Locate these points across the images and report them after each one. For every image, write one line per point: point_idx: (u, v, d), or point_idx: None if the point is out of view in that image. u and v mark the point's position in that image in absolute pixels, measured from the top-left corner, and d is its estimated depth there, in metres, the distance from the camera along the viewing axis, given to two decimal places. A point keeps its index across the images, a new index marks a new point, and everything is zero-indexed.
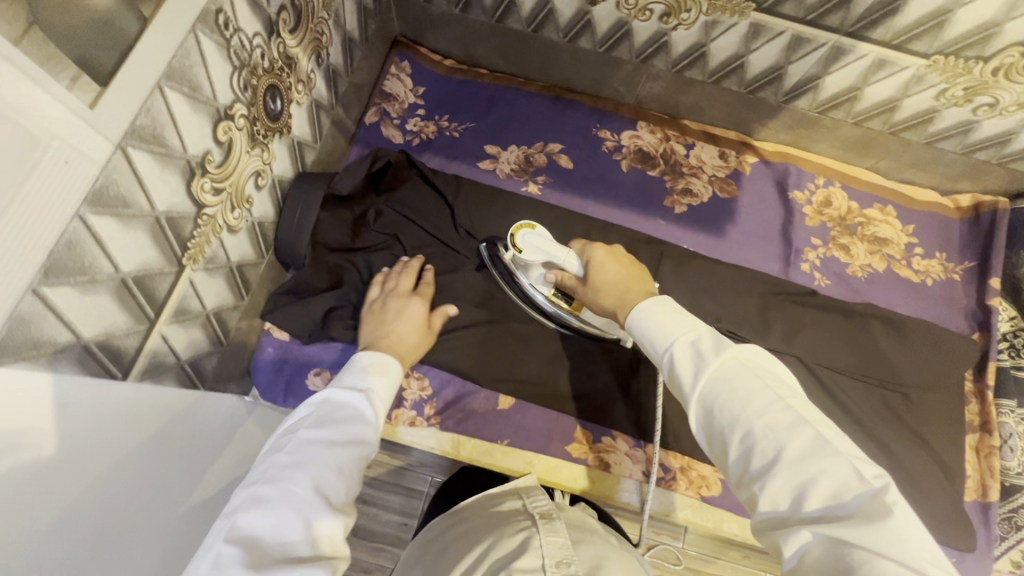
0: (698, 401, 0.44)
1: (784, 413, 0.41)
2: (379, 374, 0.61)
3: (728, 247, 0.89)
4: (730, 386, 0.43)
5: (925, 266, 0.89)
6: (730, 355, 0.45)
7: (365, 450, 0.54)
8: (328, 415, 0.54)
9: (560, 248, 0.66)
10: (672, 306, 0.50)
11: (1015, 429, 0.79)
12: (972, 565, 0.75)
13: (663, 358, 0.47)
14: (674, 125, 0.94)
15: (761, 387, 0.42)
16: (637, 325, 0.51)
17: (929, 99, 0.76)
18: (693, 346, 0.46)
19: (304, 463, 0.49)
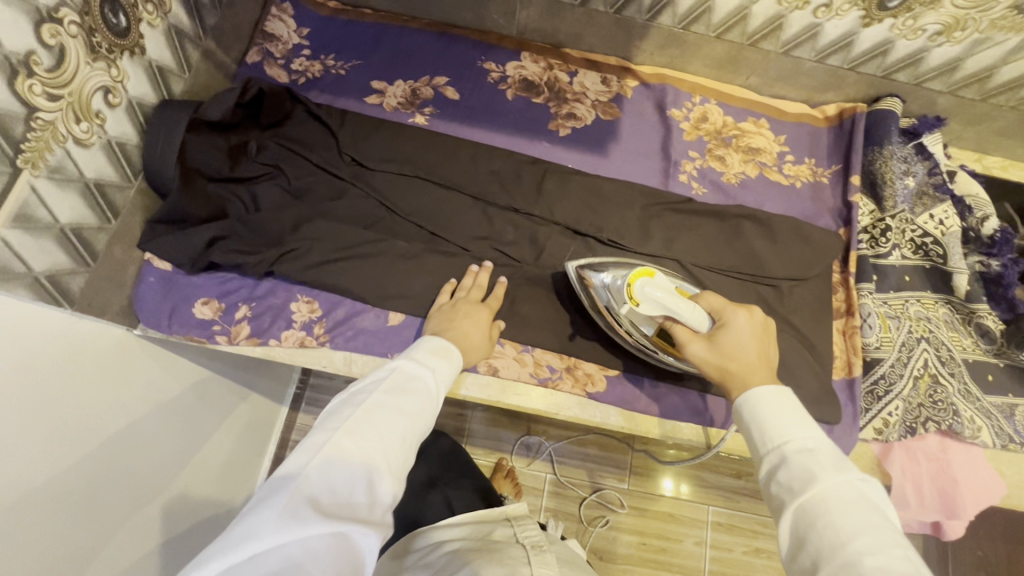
0: (799, 506, 0.45)
1: (902, 558, 0.40)
2: (442, 358, 0.61)
3: (612, 165, 0.93)
4: (846, 511, 0.43)
5: (796, 171, 0.94)
6: (850, 479, 0.45)
7: (425, 426, 0.54)
8: (402, 383, 0.55)
9: (685, 303, 0.65)
10: (793, 401, 0.52)
11: (874, 310, 0.85)
12: (839, 436, 0.81)
13: (773, 452, 0.49)
14: (556, 54, 0.98)
15: (879, 523, 0.42)
16: (756, 407, 0.53)
17: (773, 5, 0.81)
18: (810, 451, 0.47)
19: (379, 428, 0.49)
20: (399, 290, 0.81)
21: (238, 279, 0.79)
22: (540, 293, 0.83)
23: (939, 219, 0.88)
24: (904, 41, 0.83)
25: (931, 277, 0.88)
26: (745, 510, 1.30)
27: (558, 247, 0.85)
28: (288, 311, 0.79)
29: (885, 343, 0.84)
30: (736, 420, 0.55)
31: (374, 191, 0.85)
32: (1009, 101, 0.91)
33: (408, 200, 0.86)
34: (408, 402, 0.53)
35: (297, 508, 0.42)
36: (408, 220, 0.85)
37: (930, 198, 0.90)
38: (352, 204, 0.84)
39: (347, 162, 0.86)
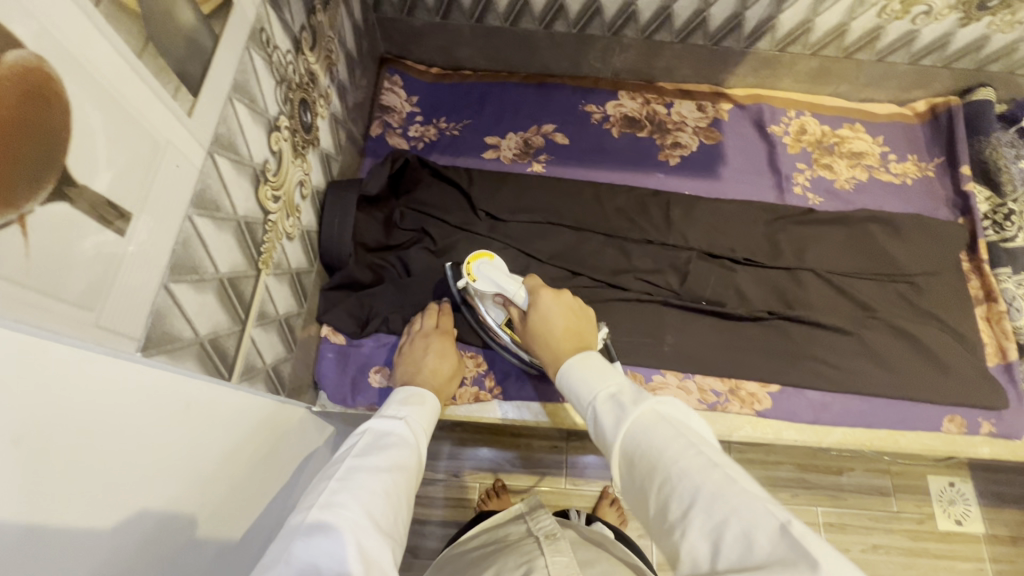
0: (623, 450, 0.47)
1: (696, 456, 0.42)
2: (414, 404, 0.63)
3: (726, 186, 0.96)
4: (653, 433, 0.45)
5: (902, 169, 0.97)
6: (648, 405, 0.47)
7: (408, 479, 0.53)
8: (377, 442, 0.55)
9: (510, 280, 0.70)
10: (597, 359, 0.56)
11: (1017, 294, 0.87)
12: (1010, 421, 0.82)
13: (591, 412, 0.52)
14: (651, 89, 1.03)
15: (674, 434, 0.44)
16: (570, 381, 0.56)
17: (873, 18, 0.86)
18: (614, 400, 0.50)
19: (354, 490, 0.48)
20: None
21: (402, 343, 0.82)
22: (693, 319, 0.85)
23: None
24: (999, 35, 0.88)
25: None
26: (856, 507, 1.28)
27: (702, 271, 0.86)
28: None
29: None
30: (564, 394, 0.57)
31: (513, 241, 0.88)
32: None
33: (546, 245, 0.89)
34: (383, 455, 0.53)
35: None
36: (550, 264, 0.88)
37: None
38: (495, 257, 0.87)
39: (482, 217, 0.89)
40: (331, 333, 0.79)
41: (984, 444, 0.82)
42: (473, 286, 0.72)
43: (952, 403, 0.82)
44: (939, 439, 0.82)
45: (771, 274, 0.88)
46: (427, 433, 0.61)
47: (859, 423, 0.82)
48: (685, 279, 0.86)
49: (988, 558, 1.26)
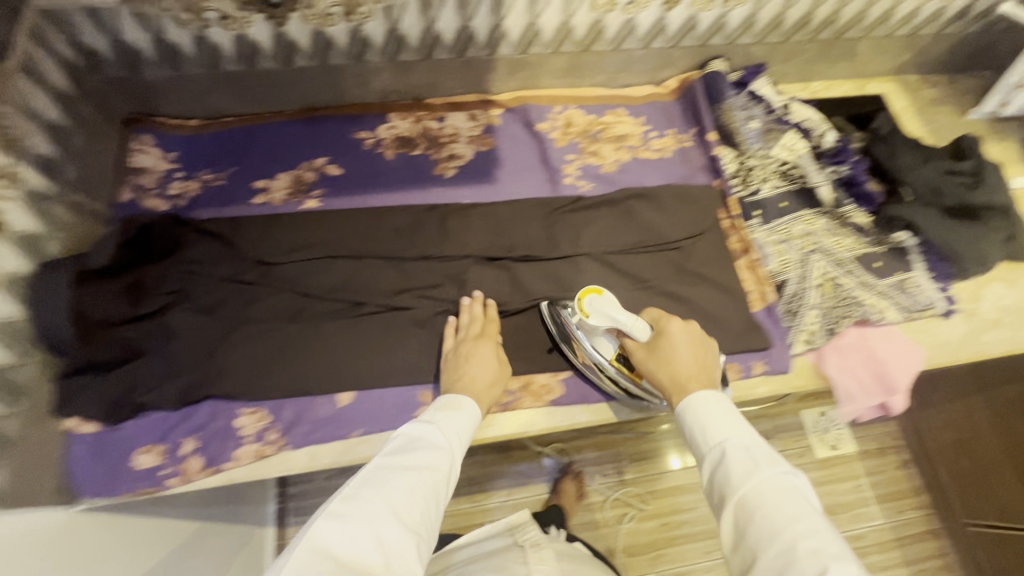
0: (739, 505, 0.56)
1: (823, 541, 0.51)
2: (449, 410, 0.69)
3: (503, 188, 0.99)
4: (784, 502, 0.54)
5: (663, 144, 1.04)
6: (773, 476, 0.56)
7: (440, 475, 0.61)
8: (399, 447, 0.62)
9: (627, 316, 0.77)
10: (723, 404, 0.64)
11: (766, 241, 0.95)
12: (777, 357, 0.89)
13: (714, 452, 0.61)
14: (421, 106, 1.04)
15: (807, 512, 0.53)
16: (689, 414, 0.65)
17: (589, 13, 0.91)
18: (746, 452, 0.59)
19: (382, 490, 0.56)
20: (339, 369, 0.82)
21: (168, 417, 0.77)
22: None
23: (788, 146, 1.01)
24: (705, 13, 0.96)
25: (804, 198, 0.99)
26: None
27: (479, 276, 0.88)
28: (236, 429, 0.78)
29: (783, 266, 0.94)
30: (681, 424, 0.66)
31: (288, 283, 0.86)
32: (805, 36, 1.06)
33: (324, 280, 0.87)
34: (425, 457, 0.61)
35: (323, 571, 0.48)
36: (329, 298, 0.86)
37: (777, 132, 1.02)
38: (270, 303, 0.84)
39: (253, 265, 0.87)
40: (81, 423, 0.74)
41: (761, 383, 0.89)
42: (587, 320, 0.78)
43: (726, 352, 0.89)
44: None
45: (550, 266, 0.92)
46: (465, 435, 0.68)
47: (649, 390, 0.87)
48: (464, 286, 0.87)
49: (864, 473, 1.51)
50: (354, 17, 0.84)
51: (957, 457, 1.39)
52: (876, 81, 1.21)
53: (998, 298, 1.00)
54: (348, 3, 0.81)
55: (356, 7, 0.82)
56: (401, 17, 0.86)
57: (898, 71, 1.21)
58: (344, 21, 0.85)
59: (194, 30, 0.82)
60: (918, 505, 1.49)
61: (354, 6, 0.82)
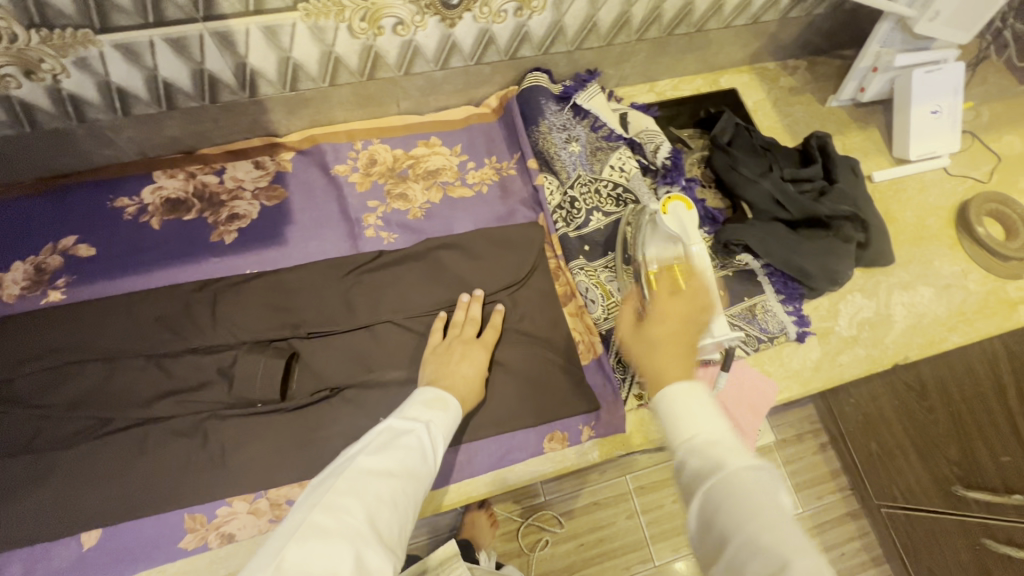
0: (703, 502, 0.45)
1: (788, 535, 0.41)
2: (438, 408, 0.63)
3: (295, 250, 0.86)
4: (757, 496, 0.43)
5: (480, 176, 0.92)
6: (747, 465, 0.45)
7: (417, 487, 0.54)
8: (392, 443, 0.55)
9: (693, 237, 0.75)
10: (694, 389, 0.52)
11: (591, 283, 0.84)
12: (608, 420, 0.79)
13: (685, 444, 0.49)
14: (193, 159, 0.89)
15: (767, 507, 0.43)
16: (659, 399, 0.53)
17: (352, 40, 0.77)
18: (712, 442, 0.48)
19: (359, 492, 0.49)
20: (82, 506, 0.69)
21: None
22: (257, 425, 0.74)
23: (618, 167, 0.89)
24: (497, 26, 0.82)
25: None
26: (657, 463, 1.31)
27: (247, 370, 0.74)
28: None
29: (611, 311, 0.82)
30: (651, 416, 0.55)
31: (17, 403, 0.72)
32: (631, 37, 0.94)
33: (58, 395, 0.72)
34: (398, 457, 0.54)
35: None
36: (65, 418, 0.72)
37: (604, 151, 0.90)
38: None
39: None
40: None
41: (593, 448, 0.79)
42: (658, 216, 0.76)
43: (550, 420, 0.78)
44: (549, 461, 0.78)
45: (343, 342, 0.78)
46: (447, 435, 0.62)
47: (463, 477, 0.76)
48: (233, 382, 0.74)
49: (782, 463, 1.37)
50: (41, 74, 0.68)
51: (868, 439, 1.25)
52: (729, 73, 1.11)
53: (855, 311, 0.93)
54: (21, 60, 0.65)
55: (36, 64, 0.66)
56: (104, 69, 0.70)
57: (752, 60, 1.11)
58: (32, 81, 0.69)
59: None
60: (838, 490, 1.36)
61: (32, 64, 0.66)
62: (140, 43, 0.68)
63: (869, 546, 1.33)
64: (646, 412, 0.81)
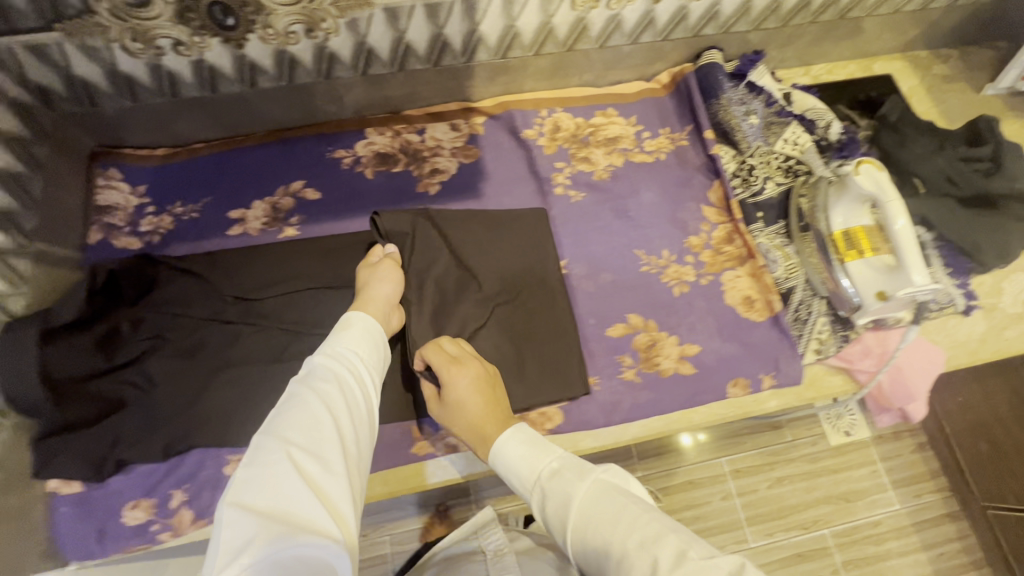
0: (575, 526, 0.53)
1: (650, 525, 0.49)
2: (342, 331, 0.64)
3: (491, 203, 0.94)
4: (608, 504, 0.52)
5: (656, 145, 0.98)
6: (596, 482, 0.54)
7: (348, 403, 0.57)
8: (285, 400, 0.55)
9: (893, 200, 0.76)
10: (528, 437, 0.62)
11: (770, 246, 0.91)
12: (787, 370, 0.84)
13: (537, 489, 0.57)
14: (398, 119, 0.98)
15: (626, 507, 0.51)
16: (506, 461, 0.61)
17: (570, 12, 0.85)
18: (563, 469, 0.57)
19: (280, 436, 0.50)
20: None
21: (153, 469, 0.74)
22: None
23: (792, 140, 0.94)
24: (695, 3, 0.89)
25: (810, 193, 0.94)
26: (752, 448, 1.35)
27: (459, 310, 0.78)
28: (225, 478, 0.75)
29: (790, 271, 0.89)
30: (499, 473, 0.63)
31: (269, 319, 0.82)
32: (806, 18, 0.99)
33: (306, 313, 0.83)
34: (318, 392, 0.55)
35: (240, 548, 0.42)
36: (310, 333, 0.82)
37: (778, 125, 0.95)
38: (251, 343, 0.81)
39: (231, 302, 0.82)
40: (60, 485, 0.70)
41: (771, 398, 0.85)
42: (851, 177, 0.80)
43: (733, 366, 0.85)
44: (730, 406, 0.84)
45: (546, 291, 0.84)
46: (359, 353, 0.63)
47: (653, 413, 0.82)
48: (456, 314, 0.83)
49: (879, 458, 1.37)
50: (317, 33, 0.78)
51: (975, 438, 1.27)
52: (881, 60, 1.13)
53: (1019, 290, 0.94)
54: (308, 19, 0.76)
55: (318, 23, 0.77)
56: (366, 30, 0.80)
57: (905, 48, 1.14)
58: (306, 39, 0.79)
59: (148, 59, 0.76)
60: (938, 490, 1.36)
61: (315, 22, 0.77)
62: (403, 8, 0.77)
63: (970, 549, 1.32)
64: (820, 368, 0.86)
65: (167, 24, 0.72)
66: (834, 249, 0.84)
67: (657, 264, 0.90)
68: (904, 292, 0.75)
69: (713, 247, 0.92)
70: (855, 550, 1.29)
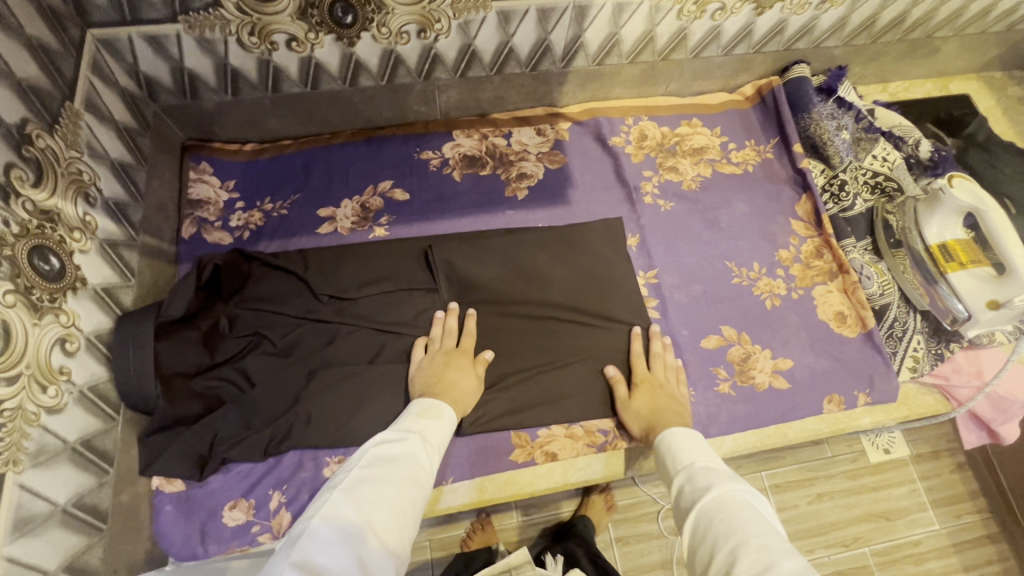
0: (701, 513, 0.52)
1: (779, 544, 0.46)
2: (431, 418, 0.65)
3: (579, 209, 0.94)
4: (745, 504, 0.50)
5: (743, 156, 0.98)
6: (741, 487, 0.53)
7: (420, 492, 0.56)
8: (387, 451, 0.57)
9: (993, 210, 0.76)
10: (700, 440, 0.64)
11: (864, 261, 0.90)
12: (882, 387, 0.84)
13: (687, 474, 0.58)
14: (485, 122, 0.98)
15: (762, 520, 0.48)
16: (669, 442, 0.65)
17: (674, 21, 0.85)
18: (711, 471, 0.57)
19: (359, 506, 0.49)
20: None
21: (251, 469, 0.73)
22: (570, 362, 0.81)
23: (881, 156, 0.93)
24: (795, 17, 0.89)
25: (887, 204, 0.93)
26: (791, 463, 1.34)
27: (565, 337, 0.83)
28: (322, 481, 0.73)
29: (886, 287, 0.88)
30: (659, 457, 0.65)
31: (363, 319, 0.81)
32: (895, 36, 0.99)
33: (402, 314, 0.82)
34: (400, 473, 0.55)
35: None
36: (405, 335, 0.81)
37: (867, 141, 0.95)
38: (346, 344, 0.79)
39: (325, 301, 0.81)
40: (164, 483, 0.69)
41: (863, 414, 0.84)
42: (944, 189, 0.81)
43: (828, 382, 0.84)
44: (824, 421, 0.83)
45: (623, 307, 0.85)
46: (439, 449, 0.63)
47: (749, 426, 0.82)
48: (556, 321, 0.84)
49: (918, 477, 1.35)
50: (428, 33, 0.78)
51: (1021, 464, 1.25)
52: (957, 80, 1.14)
53: None
54: (423, 19, 0.75)
55: (432, 24, 0.76)
56: (476, 32, 0.79)
57: (981, 69, 1.14)
58: (417, 39, 0.78)
59: (260, 54, 0.76)
60: (977, 512, 1.34)
61: (429, 23, 0.76)
62: (517, 11, 0.77)
63: None
64: (911, 386, 0.86)
65: (287, 19, 0.71)
66: (931, 262, 0.83)
67: (748, 276, 0.89)
68: (1018, 299, 0.73)
69: (803, 260, 0.91)
70: (896, 569, 1.27)
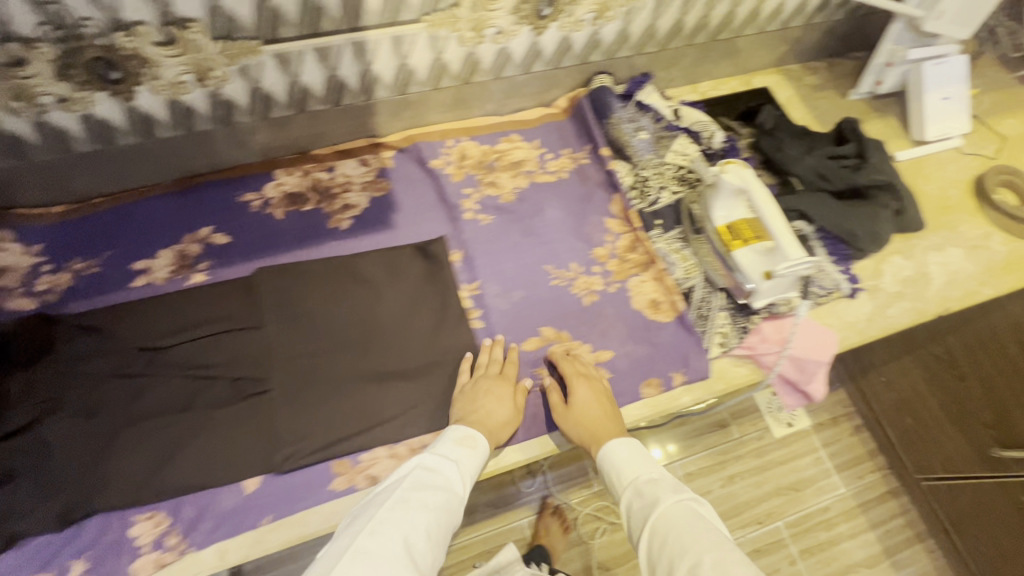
0: (653, 528, 0.59)
1: (733, 552, 0.53)
2: (466, 447, 0.68)
3: (402, 232, 0.96)
4: (690, 519, 0.58)
5: (559, 165, 1.03)
6: (684, 502, 0.60)
7: (448, 518, 0.61)
8: (423, 480, 0.62)
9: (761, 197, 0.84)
10: (639, 448, 0.70)
11: (669, 249, 0.96)
12: (695, 365, 0.88)
13: (627, 490, 0.66)
14: (307, 159, 0.99)
15: (708, 535, 0.56)
16: (613, 457, 0.69)
17: (459, 48, 0.90)
18: (647, 486, 0.64)
19: (397, 525, 0.56)
20: (241, 454, 0.76)
21: (49, 540, 0.69)
22: (396, 383, 0.82)
23: (681, 152, 1.01)
24: (576, 33, 0.97)
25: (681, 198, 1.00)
26: (703, 449, 1.33)
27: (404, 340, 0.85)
28: (129, 540, 0.71)
29: (689, 273, 0.95)
30: (602, 471, 0.70)
31: (176, 368, 0.80)
32: (682, 42, 1.09)
33: (214, 356, 0.81)
34: (434, 501, 0.60)
35: None
36: (220, 377, 0.80)
37: (667, 139, 1.03)
38: (156, 395, 0.78)
39: (135, 354, 0.80)
40: None
41: (683, 393, 0.88)
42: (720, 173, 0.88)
43: (645, 368, 0.88)
44: (645, 405, 0.86)
45: (444, 323, 0.87)
46: (472, 476, 0.67)
47: None
48: (376, 344, 0.85)
49: (822, 445, 1.37)
50: (208, 80, 0.80)
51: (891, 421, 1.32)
52: (759, 75, 1.24)
53: (898, 270, 1.00)
54: (197, 68, 0.78)
55: (208, 71, 0.79)
56: (259, 75, 0.82)
57: (779, 62, 1.25)
58: (199, 87, 0.81)
59: (32, 116, 0.76)
60: (879, 469, 1.36)
61: (205, 71, 0.78)
62: (292, 53, 0.80)
63: None
64: (726, 361, 0.91)
65: (49, 81, 0.72)
66: (721, 241, 0.89)
67: (566, 277, 0.93)
68: (782, 266, 0.81)
69: (618, 256, 0.96)
70: (808, 539, 1.26)
